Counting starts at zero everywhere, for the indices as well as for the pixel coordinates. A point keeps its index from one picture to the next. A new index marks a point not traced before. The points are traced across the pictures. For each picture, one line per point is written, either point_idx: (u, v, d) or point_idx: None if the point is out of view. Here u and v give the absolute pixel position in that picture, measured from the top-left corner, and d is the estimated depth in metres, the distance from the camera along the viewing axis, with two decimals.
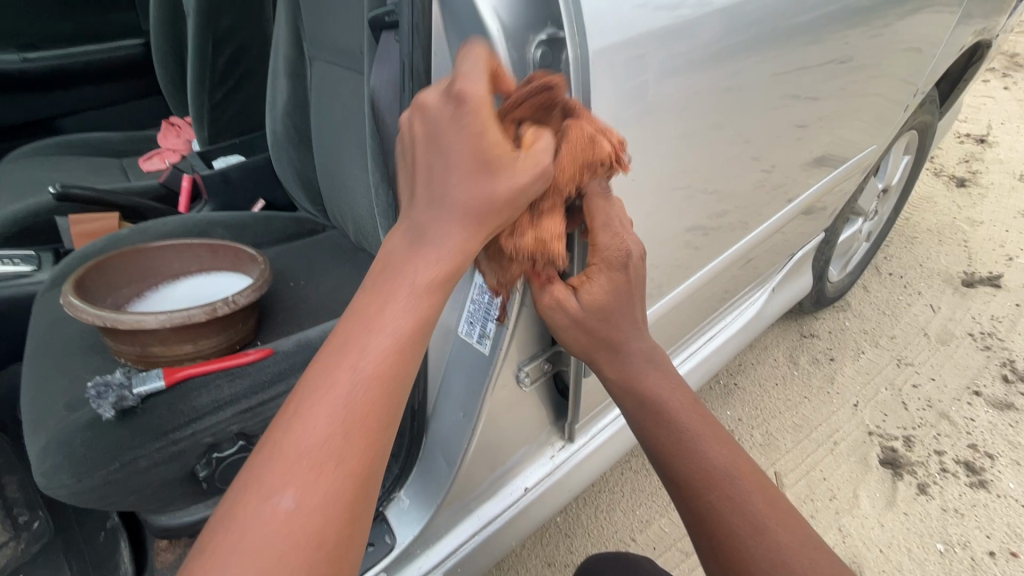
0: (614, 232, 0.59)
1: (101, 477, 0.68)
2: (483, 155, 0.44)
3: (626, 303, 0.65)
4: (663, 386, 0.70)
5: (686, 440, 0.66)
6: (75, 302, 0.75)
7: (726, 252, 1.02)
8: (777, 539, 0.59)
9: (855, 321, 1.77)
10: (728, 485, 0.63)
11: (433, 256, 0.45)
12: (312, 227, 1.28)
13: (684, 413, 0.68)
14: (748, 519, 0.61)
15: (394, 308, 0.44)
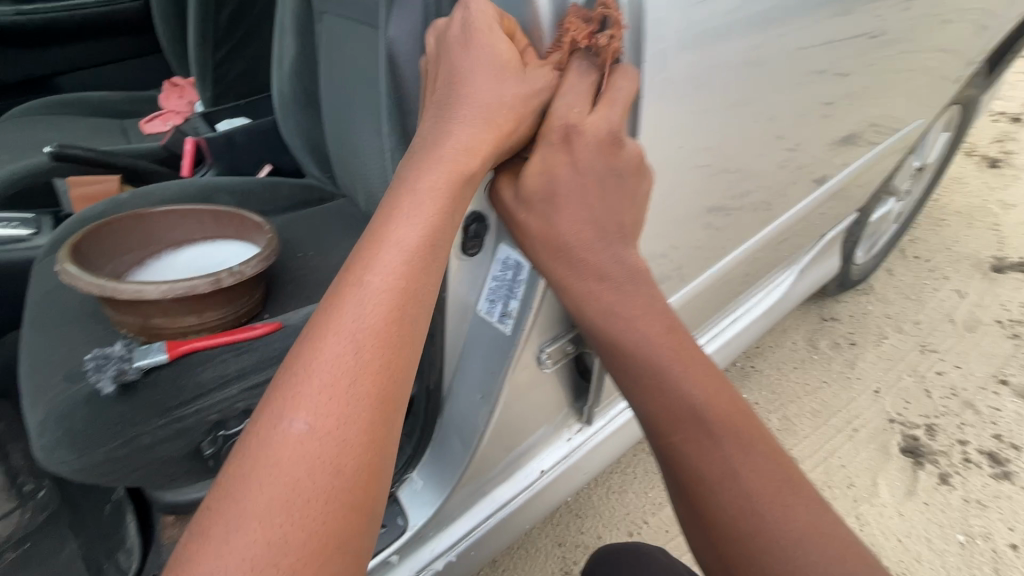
0: (568, 103, 0.50)
1: (104, 454, 0.64)
2: (499, 65, 0.49)
3: (582, 199, 0.54)
4: (635, 308, 0.58)
5: (658, 376, 0.57)
6: (71, 269, 0.71)
7: (756, 235, 0.98)
8: (744, 484, 0.53)
9: (878, 305, 1.71)
10: (699, 428, 0.55)
11: (440, 176, 0.47)
12: (320, 195, 1.22)
13: (658, 344, 0.58)
14: (714, 460, 0.54)
15: (405, 233, 0.46)
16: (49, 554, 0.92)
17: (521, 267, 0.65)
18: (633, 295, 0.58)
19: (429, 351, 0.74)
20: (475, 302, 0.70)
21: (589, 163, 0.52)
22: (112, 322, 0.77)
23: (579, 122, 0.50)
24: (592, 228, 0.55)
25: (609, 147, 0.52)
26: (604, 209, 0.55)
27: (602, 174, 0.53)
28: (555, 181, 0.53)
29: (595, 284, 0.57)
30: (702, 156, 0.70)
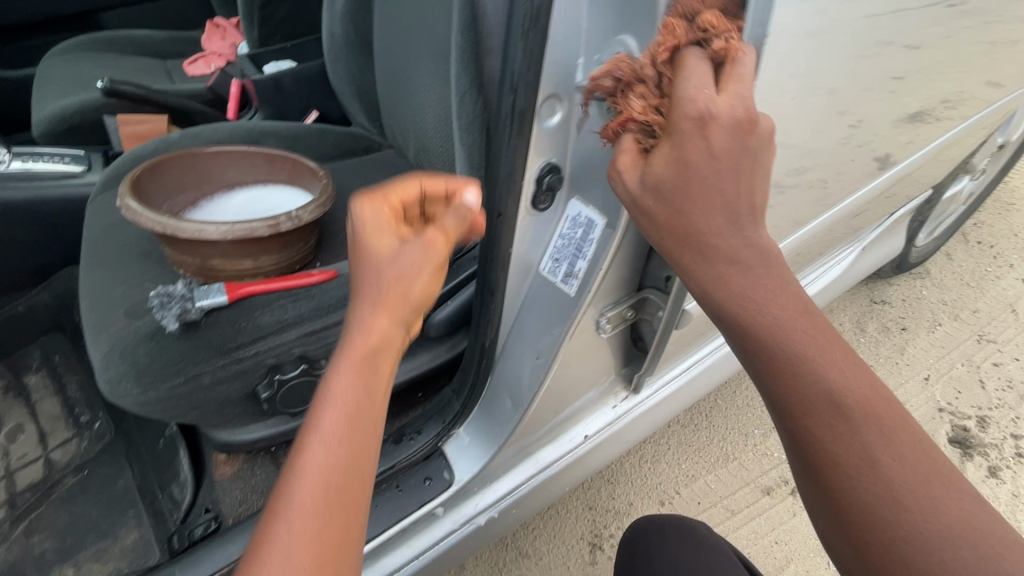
0: (698, 82, 0.46)
1: (166, 390, 0.65)
2: (388, 227, 0.48)
3: (719, 183, 0.48)
4: (767, 284, 0.50)
5: (795, 358, 0.50)
6: (133, 205, 0.70)
7: (831, 210, 0.94)
8: (891, 474, 0.47)
9: (934, 290, 1.62)
10: (840, 415, 0.48)
11: (358, 339, 0.45)
12: (367, 145, 1.19)
13: (793, 322, 0.50)
14: (858, 448, 0.48)
15: (342, 391, 0.43)
16: (107, 480, 0.97)
17: (593, 225, 0.62)
18: (765, 267, 0.50)
19: (487, 309, 0.72)
20: (537, 260, 0.67)
21: (724, 147, 0.46)
22: (170, 262, 0.77)
23: (710, 103, 0.45)
24: (725, 215, 0.49)
25: (742, 124, 0.46)
26: (739, 191, 0.49)
27: (737, 157, 0.47)
28: (691, 167, 0.47)
29: (725, 260, 0.50)
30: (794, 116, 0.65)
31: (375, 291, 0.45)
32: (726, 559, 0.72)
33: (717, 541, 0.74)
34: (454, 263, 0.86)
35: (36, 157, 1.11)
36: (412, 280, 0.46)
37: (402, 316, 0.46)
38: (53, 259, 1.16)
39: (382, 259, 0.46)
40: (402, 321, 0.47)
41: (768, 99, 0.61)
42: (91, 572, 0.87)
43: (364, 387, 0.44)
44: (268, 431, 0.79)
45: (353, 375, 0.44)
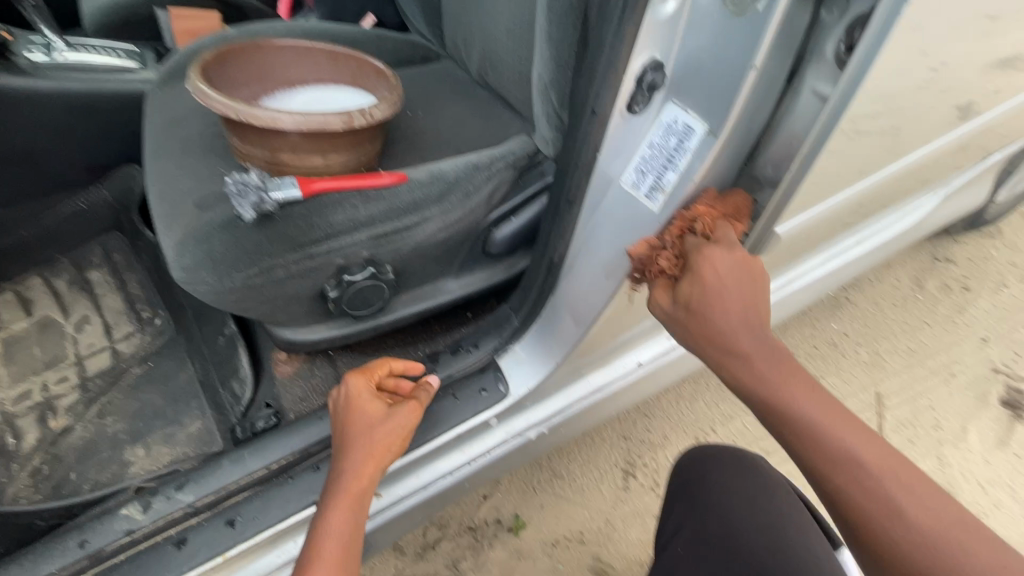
0: (704, 252, 0.58)
1: (242, 280, 0.66)
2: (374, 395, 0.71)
3: (734, 302, 0.59)
4: (774, 363, 0.59)
5: (806, 429, 0.57)
6: (205, 88, 0.68)
7: (936, 141, 0.87)
8: (916, 523, 0.52)
9: (1004, 251, 1.53)
10: (858, 472, 0.54)
11: (350, 474, 0.66)
12: (424, 54, 1.13)
13: (801, 394, 0.58)
14: (885, 501, 0.53)
15: (339, 509, 0.64)
16: (171, 373, 1.02)
17: (691, 133, 0.57)
18: (772, 350, 0.59)
19: (561, 222, 0.71)
20: (620, 172, 0.63)
21: (730, 285, 0.59)
22: (237, 155, 0.75)
23: (720, 263, 0.58)
24: (743, 327, 0.59)
25: (745, 268, 0.59)
26: (750, 308, 0.59)
27: (739, 293, 0.59)
28: (710, 311, 0.59)
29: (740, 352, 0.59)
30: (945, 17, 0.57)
31: (366, 446, 0.67)
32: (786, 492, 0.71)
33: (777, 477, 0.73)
34: (520, 178, 0.82)
35: (88, 48, 1.10)
36: (390, 444, 0.69)
37: (381, 460, 0.68)
38: (110, 156, 1.15)
39: (375, 421, 0.68)
40: (379, 466, 0.68)
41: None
42: (161, 454, 0.93)
43: (355, 515, 0.65)
44: (331, 333, 0.81)
45: (344, 512, 0.64)
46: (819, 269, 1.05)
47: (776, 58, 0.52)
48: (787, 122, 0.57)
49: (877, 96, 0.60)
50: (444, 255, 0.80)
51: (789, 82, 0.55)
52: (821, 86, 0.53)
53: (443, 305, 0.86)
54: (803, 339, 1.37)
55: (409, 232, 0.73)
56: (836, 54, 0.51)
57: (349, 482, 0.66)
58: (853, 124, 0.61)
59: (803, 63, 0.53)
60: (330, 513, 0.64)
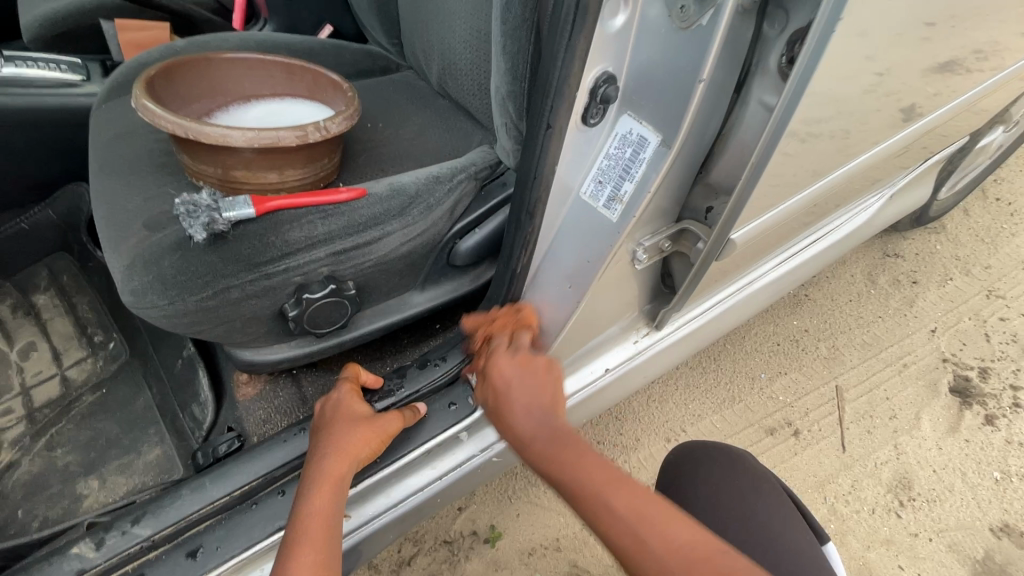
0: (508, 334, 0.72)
1: (195, 303, 0.64)
2: (354, 399, 0.73)
3: (519, 388, 0.64)
4: (545, 435, 0.61)
5: (584, 496, 0.56)
6: (150, 105, 0.66)
7: (880, 146, 0.90)
8: (662, 537, 0.52)
9: (948, 246, 1.60)
10: (644, 535, 0.53)
11: (330, 454, 0.65)
12: (385, 65, 1.13)
13: (568, 455, 0.59)
14: (633, 530, 0.53)
15: (319, 489, 0.62)
16: (126, 399, 0.97)
17: (645, 143, 0.58)
18: (542, 418, 0.62)
19: (522, 233, 0.71)
20: (579, 184, 0.64)
21: (517, 376, 0.65)
22: (189, 173, 0.73)
23: (504, 362, 0.66)
24: (523, 403, 0.63)
25: (529, 359, 0.66)
26: (532, 393, 0.64)
27: (525, 379, 0.65)
28: (500, 395, 0.65)
29: (517, 413, 0.63)
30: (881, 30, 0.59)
31: (349, 430, 0.68)
32: (771, 486, 0.74)
33: (767, 474, 0.76)
34: (483, 190, 0.81)
35: (26, 62, 1.02)
36: (373, 437, 0.69)
37: (363, 452, 0.68)
38: (56, 174, 1.11)
39: (358, 417, 0.71)
40: (361, 458, 0.68)
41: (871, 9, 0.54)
42: (116, 485, 0.89)
43: (337, 496, 0.63)
44: (291, 352, 0.79)
45: (326, 491, 0.62)
46: (778, 270, 1.08)
47: (722, 70, 0.53)
48: (737, 132, 0.60)
49: (819, 108, 0.62)
50: (409, 268, 0.80)
51: (738, 94, 0.57)
52: (766, 97, 0.56)
53: (410, 319, 0.85)
54: (766, 336, 1.41)
55: (370, 247, 0.71)
56: (779, 66, 0.54)
57: (332, 463, 0.65)
58: (800, 132, 0.63)
59: (750, 76, 0.56)
60: (312, 494, 0.62)
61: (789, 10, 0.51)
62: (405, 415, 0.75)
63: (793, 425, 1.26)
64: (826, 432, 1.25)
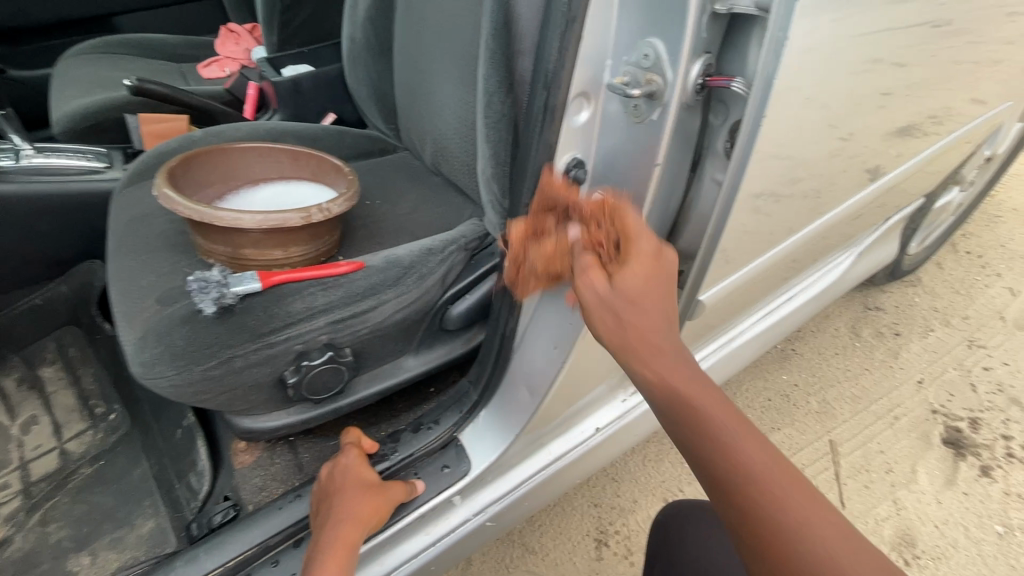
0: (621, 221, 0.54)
1: (200, 372, 0.68)
2: (363, 465, 0.76)
3: (652, 299, 0.53)
4: (683, 370, 0.53)
5: (739, 466, 0.48)
6: (169, 194, 0.74)
7: (839, 209, 0.97)
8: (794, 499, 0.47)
9: (925, 298, 1.67)
10: (772, 491, 0.48)
11: (346, 517, 0.68)
12: (383, 147, 1.23)
13: (706, 397, 0.52)
14: (771, 489, 0.47)
15: (334, 552, 0.64)
16: (124, 470, 0.98)
17: None
18: (682, 357, 0.53)
19: (508, 299, 0.76)
20: None
21: (647, 284, 0.53)
22: (200, 251, 0.79)
23: (637, 259, 0.52)
24: (659, 326, 0.53)
25: (658, 264, 0.53)
26: (662, 305, 0.53)
27: (654, 290, 0.53)
28: (632, 291, 0.52)
29: (644, 342, 0.53)
30: (820, 116, 0.67)
31: (361, 496, 0.71)
32: None
33: None
34: (472, 259, 0.87)
35: (56, 152, 1.13)
36: (381, 504, 0.72)
37: (371, 518, 0.71)
38: (73, 252, 1.18)
39: (368, 483, 0.74)
40: (370, 523, 0.70)
41: (807, 100, 0.62)
42: (108, 561, 0.88)
43: (349, 560, 0.64)
44: (290, 419, 0.82)
45: (339, 554, 0.64)
46: (756, 328, 1.12)
47: (676, 155, 0.60)
48: (697, 206, 0.66)
49: (772, 183, 0.69)
50: (403, 334, 0.84)
51: (694, 173, 0.64)
52: (717, 174, 0.63)
53: (404, 383, 0.89)
54: (757, 392, 1.43)
55: (367, 315, 0.76)
56: (725, 150, 0.61)
57: (344, 526, 0.67)
58: (756, 205, 0.70)
59: (702, 157, 0.63)
60: (326, 557, 0.63)
61: (729, 104, 0.58)
62: (411, 486, 0.78)
63: None
64: (824, 488, 1.25)
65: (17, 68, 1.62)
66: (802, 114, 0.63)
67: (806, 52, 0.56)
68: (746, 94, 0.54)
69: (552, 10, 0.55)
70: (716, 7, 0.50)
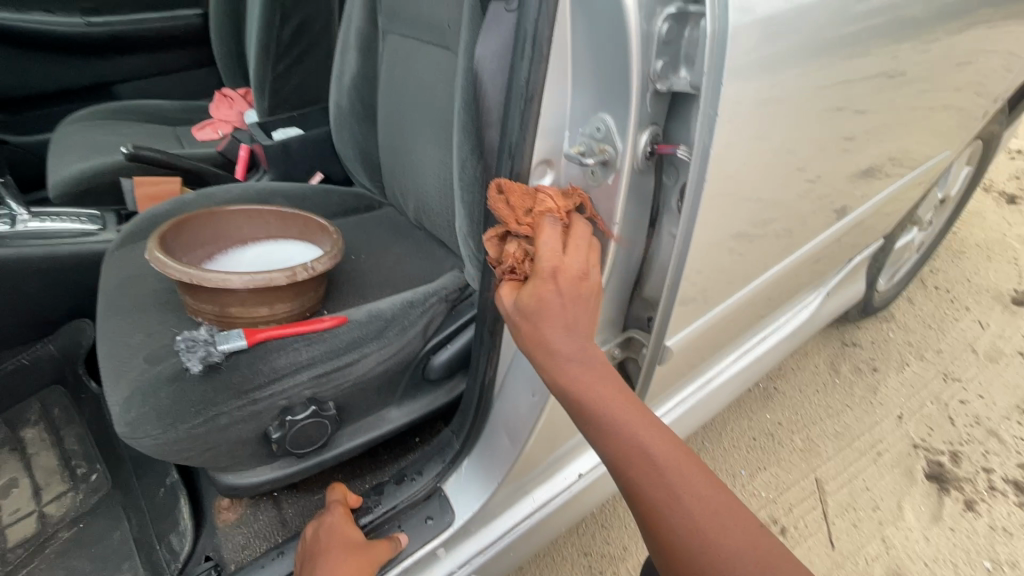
0: (555, 248, 0.55)
1: (186, 431, 0.70)
2: (345, 527, 0.76)
3: (560, 306, 0.55)
4: (588, 370, 0.57)
5: (636, 460, 0.54)
6: (161, 257, 0.77)
7: (803, 253, 1.02)
8: (684, 489, 0.53)
9: (899, 333, 1.72)
10: (663, 488, 0.53)
11: None
12: (369, 204, 1.28)
13: (610, 398, 0.56)
14: (665, 484, 0.53)
15: None
16: (103, 533, 0.97)
17: None
18: (591, 359, 0.57)
19: (485, 349, 0.79)
20: None
21: (557, 298, 0.54)
22: (189, 311, 0.82)
23: (549, 280, 0.54)
24: (564, 335, 0.55)
25: (582, 276, 0.55)
26: (573, 316, 0.56)
27: (568, 295, 0.55)
28: (540, 308, 0.55)
29: (551, 349, 0.56)
30: (769, 174, 0.73)
31: (344, 557, 0.71)
32: None
33: None
34: (453, 310, 0.91)
35: (52, 216, 1.17)
36: (364, 565, 0.72)
37: None
38: (62, 312, 1.20)
39: (351, 544, 0.74)
40: None
41: (754, 159, 0.67)
42: None
43: None
44: (274, 474, 0.83)
45: None
46: (733, 369, 1.16)
47: (633, 213, 0.66)
48: (658, 257, 0.71)
49: (729, 236, 0.74)
50: (386, 385, 0.87)
51: (652, 228, 0.70)
52: (673, 229, 0.68)
53: (387, 434, 0.90)
54: (742, 432, 1.45)
55: (350, 368, 0.79)
56: (678, 208, 0.66)
57: None
58: (716, 255, 0.75)
59: (659, 214, 0.68)
60: None
61: (678, 167, 0.64)
62: (395, 543, 0.78)
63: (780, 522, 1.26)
64: (812, 528, 1.25)
65: (16, 133, 1.69)
66: (751, 173, 0.69)
67: (747, 118, 0.61)
68: (689, 161, 0.60)
69: (513, 83, 0.59)
70: (657, 86, 0.56)
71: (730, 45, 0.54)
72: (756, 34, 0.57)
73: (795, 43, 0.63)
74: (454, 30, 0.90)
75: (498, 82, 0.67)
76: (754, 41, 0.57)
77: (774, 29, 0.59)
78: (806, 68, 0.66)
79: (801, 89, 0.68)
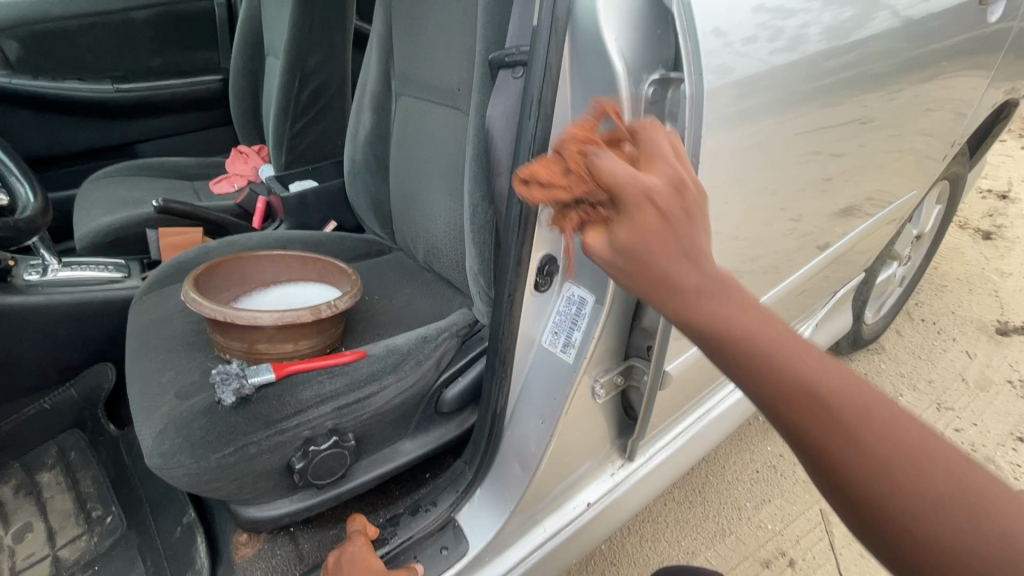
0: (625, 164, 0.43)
1: (216, 460, 0.74)
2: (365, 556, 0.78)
3: (666, 232, 0.41)
4: (718, 299, 0.43)
5: (793, 397, 0.42)
6: (196, 298, 0.84)
7: (789, 287, 1.09)
8: (863, 430, 0.40)
9: (890, 364, 1.77)
10: (835, 430, 0.41)
11: None
12: (379, 249, 1.36)
13: (751, 322, 0.43)
14: (836, 423, 0.40)
15: None
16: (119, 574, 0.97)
17: (585, 302, 0.75)
18: (717, 285, 0.43)
19: (496, 379, 0.83)
20: (539, 334, 0.79)
21: (662, 222, 0.41)
22: (217, 348, 0.87)
23: (639, 195, 0.41)
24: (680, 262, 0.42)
25: (674, 176, 0.42)
26: (683, 238, 0.42)
27: (679, 215, 0.42)
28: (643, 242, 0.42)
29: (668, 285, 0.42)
30: (752, 213, 0.80)
31: None
32: None
33: None
34: (463, 344, 0.96)
35: (81, 265, 1.24)
36: None
37: None
38: (83, 357, 1.24)
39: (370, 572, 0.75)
40: None
41: (736, 200, 0.75)
42: None
43: None
44: (294, 506, 0.85)
45: None
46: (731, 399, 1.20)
47: None
48: None
49: (720, 269, 0.81)
50: (401, 417, 0.91)
51: None
52: None
53: (402, 467, 0.93)
54: (745, 464, 1.47)
55: (369, 399, 0.84)
56: None
57: None
58: None
59: None
60: None
61: None
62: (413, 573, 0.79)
63: (788, 554, 1.27)
64: (821, 560, 1.26)
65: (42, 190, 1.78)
66: (734, 212, 0.76)
67: (726, 166, 0.70)
68: None
69: (521, 139, 0.67)
70: None
71: (706, 106, 0.63)
72: (733, 93, 0.66)
73: (769, 99, 0.72)
74: (462, 94, 1.01)
75: (507, 138, 0.76)
76: (729, 99, 0.66)
77: (747, 89, 0.68)
78: (778, 120, 0.75)
79: (774, 138, 0.76)
